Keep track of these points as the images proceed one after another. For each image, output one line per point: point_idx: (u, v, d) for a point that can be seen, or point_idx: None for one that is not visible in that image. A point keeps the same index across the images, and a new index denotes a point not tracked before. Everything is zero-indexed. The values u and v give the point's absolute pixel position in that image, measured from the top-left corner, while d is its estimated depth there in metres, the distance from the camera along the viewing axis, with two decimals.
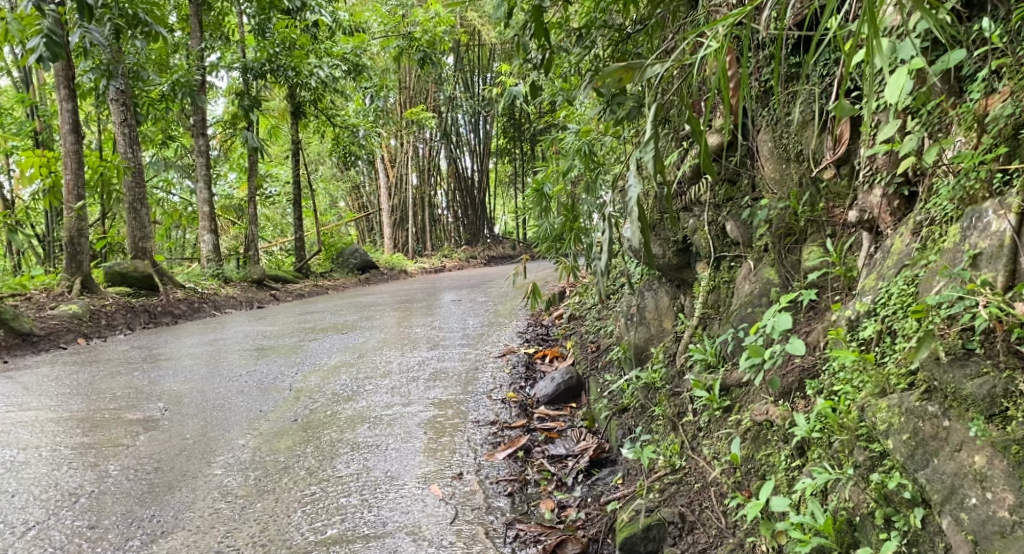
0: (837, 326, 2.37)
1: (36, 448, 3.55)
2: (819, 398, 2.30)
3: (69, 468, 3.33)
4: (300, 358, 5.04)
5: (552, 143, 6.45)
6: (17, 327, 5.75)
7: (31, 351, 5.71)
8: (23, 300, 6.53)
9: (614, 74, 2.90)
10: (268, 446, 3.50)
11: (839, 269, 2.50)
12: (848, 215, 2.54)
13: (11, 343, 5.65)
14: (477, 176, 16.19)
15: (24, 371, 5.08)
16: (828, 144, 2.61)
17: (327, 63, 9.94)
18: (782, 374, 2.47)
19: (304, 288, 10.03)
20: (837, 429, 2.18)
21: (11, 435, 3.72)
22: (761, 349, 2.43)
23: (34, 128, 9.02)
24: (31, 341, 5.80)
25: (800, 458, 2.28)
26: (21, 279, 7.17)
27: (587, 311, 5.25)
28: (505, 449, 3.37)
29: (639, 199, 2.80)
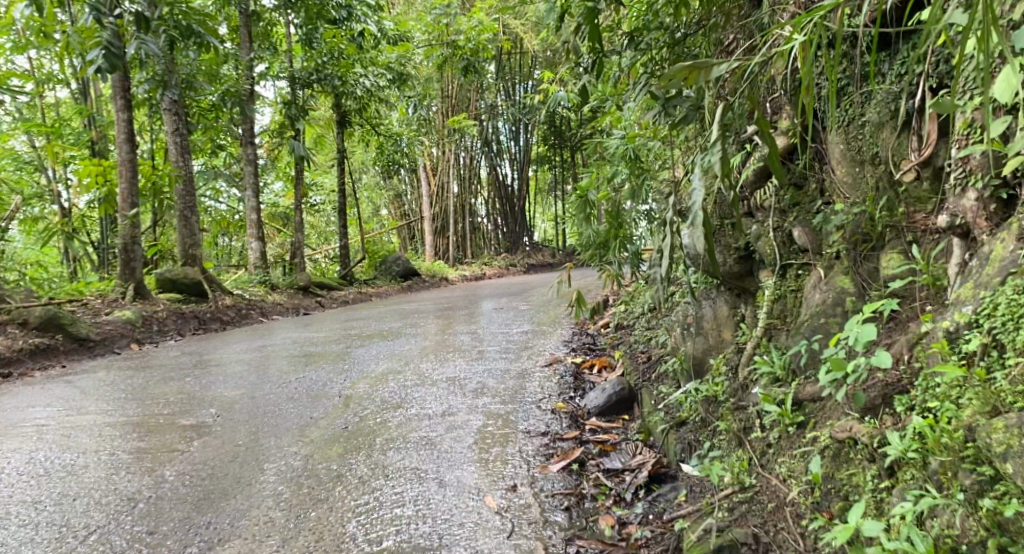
0: (933, 338, 2.32)
1: (96, 452, 3.54)
2: (912, 416, 2.26)
3: (127, 473, 3.31)
4: (348, 365, 5.00)
5: (597, 148, 6.33)
6: (75, 332, 5.83)
7: (88, 357, 5.75)
8: (81, 306, 6.60)
9: (677, 75, 2.74)
10: (320, 453, 3.45)
11: (926, 277, 2.43)
12: (937, 219, 2.46)
13: (69, 348, 5.74)
14: (518, 184, 16.12)
15: (81, 375, 5.11)
16: (913, 145, 2.54)
17: (371, 73, 10.06)
18: (864, 388, 2.40)
19: (349, 295, 10.04)
20: (938, 450, 2.14)
21: (70, 438, 3.72)
22: (845, 363, 2.37)
23: (91, 138, 9.15)
24: (87, 346, 5.87)
25: (890, 479, 2.23)
26: (77, 285, 7.25)
27: (635, 320, 5.13)
28: (559, 462, 3.26)
29: (704, 204, 2.67)
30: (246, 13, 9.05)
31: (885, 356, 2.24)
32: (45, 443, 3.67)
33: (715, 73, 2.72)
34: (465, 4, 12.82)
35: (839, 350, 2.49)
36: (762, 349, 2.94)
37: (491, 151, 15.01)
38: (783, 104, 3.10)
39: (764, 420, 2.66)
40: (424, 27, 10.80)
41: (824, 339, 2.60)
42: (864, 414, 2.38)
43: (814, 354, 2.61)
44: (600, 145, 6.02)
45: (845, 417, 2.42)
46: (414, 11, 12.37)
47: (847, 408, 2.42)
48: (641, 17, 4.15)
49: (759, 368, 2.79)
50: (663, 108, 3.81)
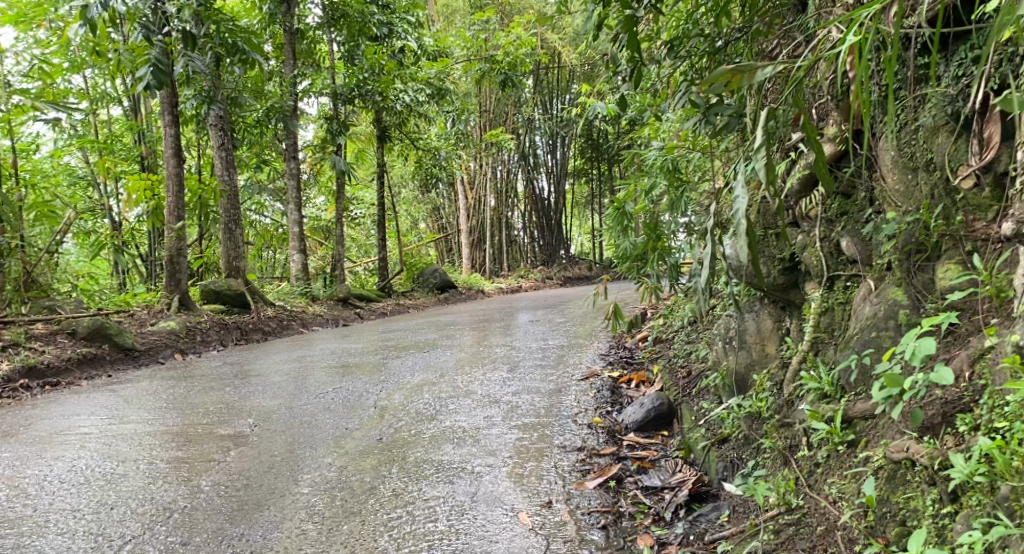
0: (1002, 353, 2.15)
1: (134, 461, 3.52)
2: (977, 436, 2.13)
3: (163, 483, 3.28)
4: (384, 376, 4.94)
5: (635, 160, 6.23)
6: (121, 342, 5.85)
7: (133, 366, 5.78)
8: (127, 316, 6.64)
9: (719, 79, 2.62)
10: (353, 465, 3.38)
11: (990, 289, 2.27)
12: (1000, 227, 2.31)
13: (115, 358, 5.75)
14: (554, 197, 16.04)
15: (125, 384, 5.13)
16: (974, 150, 2.43)
17: (412, 88, 9.76)
18: (921, 406, 2.27)
19: (387, 307, 10.04)
20: (1008, 475, 2.00)
21: (111, 446, 3.71)
22: (900, 379, 2.19)
23: (141, 153, 9.26)
24: (133, 355, 5.88)
25: (952, 504, 2.11)
26: (124, 296, 7.31)
27: (675, 333, 5.02)
28: (595, 478, 3.16)
29: (747, 212, 2.53)
30: (290, 30, 9.10)
31: (947, 373, 2.08)
32: (86, 451, 3.66)
33: (760, 76, 2.60)
34: (504, 19, 12.80)
35: (894, 366, 2.35)
36: (809, 364, 2.83)
37: (529, 165, 14.87)
38: (829, 111, 3.00)
39: (812, 438, 2.55)
40: (462, 42, 10.79)
41: (876, 353, 2.48)
42: (922, 435, 2.25)
43: (865, 369, 2.50)
44: (639, 156, 5.92)
45: (902, 436, 2.30)
46: (453, 27, 12.38)
47: (904, 427, 2.30)
48: (682, 24, 4.04)
49: (806, 384, 2.68)
50: (704, 116, 3.70)
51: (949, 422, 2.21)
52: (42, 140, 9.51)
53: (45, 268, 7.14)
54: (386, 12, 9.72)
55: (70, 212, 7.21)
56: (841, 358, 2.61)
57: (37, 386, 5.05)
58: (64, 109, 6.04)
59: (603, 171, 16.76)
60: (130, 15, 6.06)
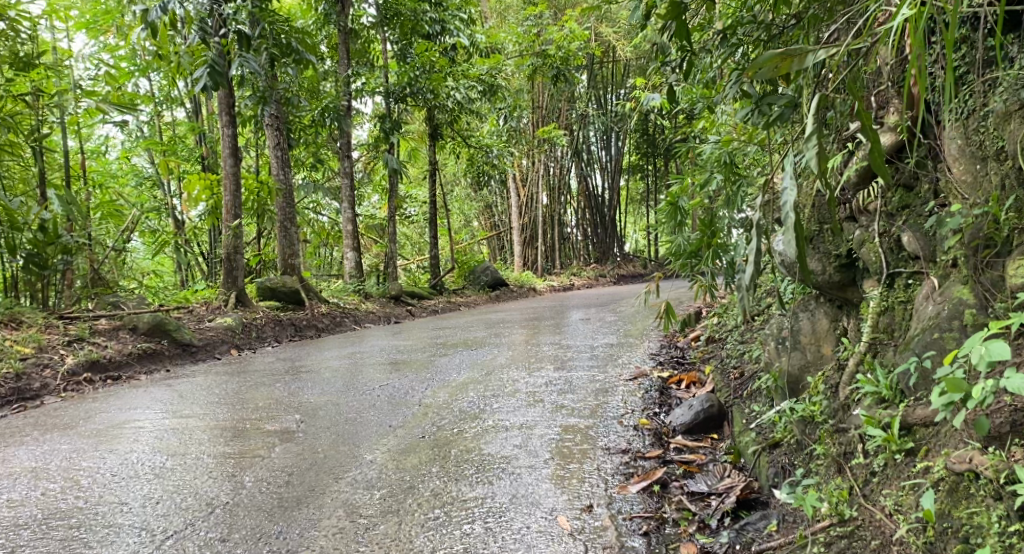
0: None
1: (184, 455, 3.51)
2: None
3: (209, 478, 3.26)
4: (431, 374, 4.89)
5: (688, 156, 6.06)
6: (179, 337, 5.91)
7: (190, 361, 5.84)
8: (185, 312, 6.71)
9: (768, 65, 2.49)
10: (394, 463, 3.32)
11: None
12: None
13: (172, 353, 5.81)
14: (608, 195, 15.83)
15: (181, 379, 5.17)
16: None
17: (464, 86, 9.66)
18: (987, 413, 2.10)
19: (438, 304, 10.00)
20: None
21: (161, 440, 3.72)
22: (963, 384, 2.05)
23: (201, 154, 9.37)
24: (190, 351, 5.94)
25: (1021, 523, 1.97)
26: (185, 293, 7.41)
27: (727, 333, 4.86)
28: (639, 482, 3.04)
29: (796, 205, 2.40)
30: (345, 30, 9.07)
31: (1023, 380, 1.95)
32: (138, 445, 3.67)
33: (811, 60, 2.46)
34: (557, 14, 12.65)
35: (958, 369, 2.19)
36: (866, 366, 2.68)
37: (582, 161, 14.85)
38: (891, 98, 2.84)
39: (867, 445, 2.40)
40: (514, 37, 10.65)
41: (939, 356, 2.33)
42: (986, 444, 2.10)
43: (927, 373, 2.34)
44: (692, 151, 5.75)
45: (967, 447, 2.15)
46: (506, 23, 12.25)
47: (968, 437, 2.15)
48: (734, 15, 3.91)
49: (862, 386, 2.53)
50: (755, 106, 3.65)
51: (1019, 433, 2.05)
52: (110, 141, 9.70)
53: (111, 265, 7.26)
54: (438, 9, 9.65)
55: (135, 211, 7.31)
56: (901, 360, 2.45)
57: (99, 380, 5.12)
58: (127, 111, 6.09)
59: (657, 168, 16.50)
60: (189, 17, 6.06)
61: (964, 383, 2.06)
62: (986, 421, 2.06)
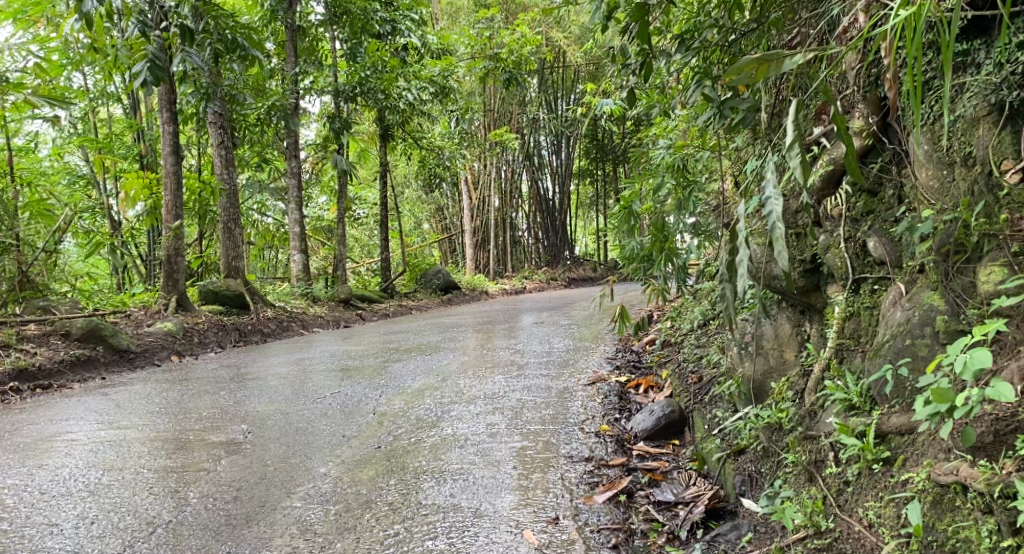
0: None
1: (121, 470, 3.34)
2: None
3: (149, 494, 3.10)
4: (384, 380, 4.76)
5: (640, 160, 6.03)
6: (115, 344, 5.67)
7: (128, 368, 5.60)
8: (122, 316, 6.44)
9: (744, 70, 2.43)
10: (349, 476, 3.21)
11: None
12: None
13: (108, 360, 5.57)
14: (559, 198, 15.83)
15: (118, 387, 4.95)
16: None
17: (416, 86, 9.52)
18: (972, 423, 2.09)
19: (389, 308, 9.83)
20: None
21: (96, 454, 3.53)
22: (949, 394, 2.03)
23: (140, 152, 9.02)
24: (128, 357, 5.70)
25: (1013, 538, 1.95)
26: (122, 296, 7.12)
27: (684, 337, 4.83)
28: (604, 492, 2.98)
29: (781, 215, 2.38)
30: (292, 27, 8.88)
31: (1008, 388, 1.93)
32: (71, 459, 3.48)
33: (790, 66, 2.39)
34: (508, 17, 12.59)
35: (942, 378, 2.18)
36: (834, 373, 2.67)
37: (533, 165, 14.79)
38: (855, 102, 2.83)
39: (841, 454, 2.37)
40: (466, 40, 10.54)
41: (914, 363, 2.30)
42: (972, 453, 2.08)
43: (902, 381, 2.32)
44: (646, 155, 5.72)
45: (949, 458, 2.12)
46: (457, 25, 12.14)
47: (952, 447, 2.12)
48: (692, 20, 3.84)
49: (832, 393, 2.51)
50: (718, 110, 3.53)
51: (1003, 441, 2.04)
52: (40, 138, 9.28)
53: (41, 268, 6.95)
54: (389, 9, 9.50)
55: (67, 211, 7.01)
56: (873, 367, 2.43)
57: (28, 389, 4.88)
58: (59, 105, 5.81)
59: (607, 172, 16.56)
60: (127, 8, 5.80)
61: (949, 392, 2.07)
62: (973, 432, 2.04)
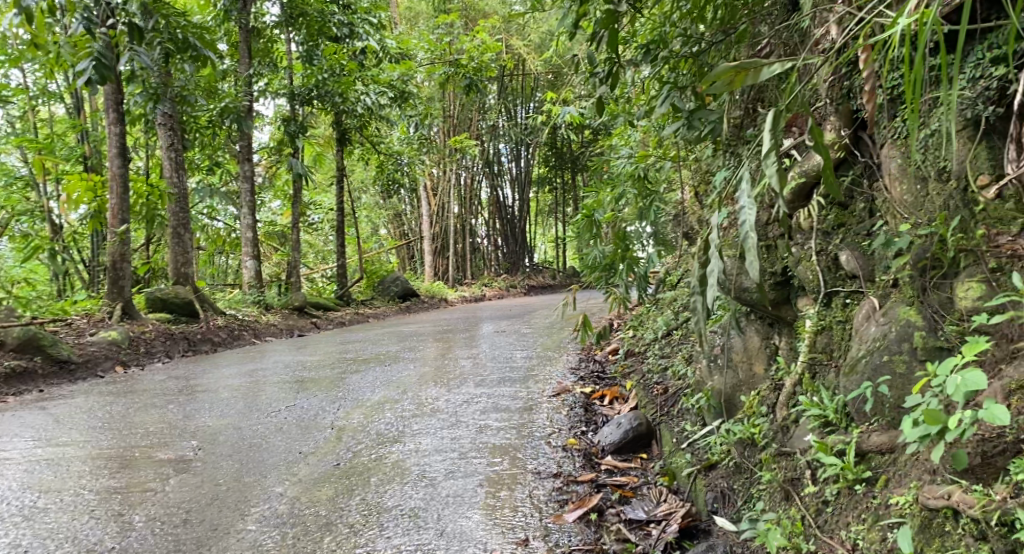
0: None
1: (59, 492, 3.17)
2: None
3: (91, 518, 2.95)
4: (342, 393, 4.63)
5: (601, 167, 5.99)
6: (54, 354, 5.43)
7: (68, 380, 5.37)
8: (62, 325, 6.19)
9: (722, 77, 2.35)
10: (306, 496, 3.09)
11: None
12: None
13: (48, 372, 5.34)
14: (518, 205, 15.78)
15: (57, 401, 4.73)
16: (1010, 155, 2.23)
17: (374, 91, 9.34)
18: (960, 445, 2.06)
19: (346, 316, 9.67)
20: None
21: (33, 474, 3.36)
22: (940, 416, 2.02)
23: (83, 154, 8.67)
24: (68, 369, 5.47)
25: None
26: (64, 303, 6.85)
27: (647, 347, 4.79)
28: (574, 510, 2.91)
29: (755, 226, 2.30)
30: (246, 28, 8.67)
31: (1000, 410, 1.92)
32: (5, 481, 3.30)
33: (766, 74, 2.32)
34: (467, 23, 12.51)
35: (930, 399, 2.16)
36: (807, 388, 2.63)
37: (493, 171, 14.71)
38: (826, 114, 2.80)
39: (820, 472, 2.35)
40: (426, 45, 10.44)
41: (893, 381, 2.28)
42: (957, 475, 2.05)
43: (881, 399, 2.29)
44: (607, 162, 5.67)
45: (933, 479, 2.10)
46: (416, 29, 12.02)
47: (937, 468, 2.10)
48: (657, 30, 3.81)
49: (808, 409, 2.49)
50: (686, 120, 3.51)
51: (991, 464, 2.01)
52: None
53: None
54: (347, 12, 9.40)
55: None
56: (849, 384, 2.41)
57: None
58: None
59: (566, 180, 16.57)
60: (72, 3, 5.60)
61: (941, 414, 2.02)
62: (965, 455, 2.02)
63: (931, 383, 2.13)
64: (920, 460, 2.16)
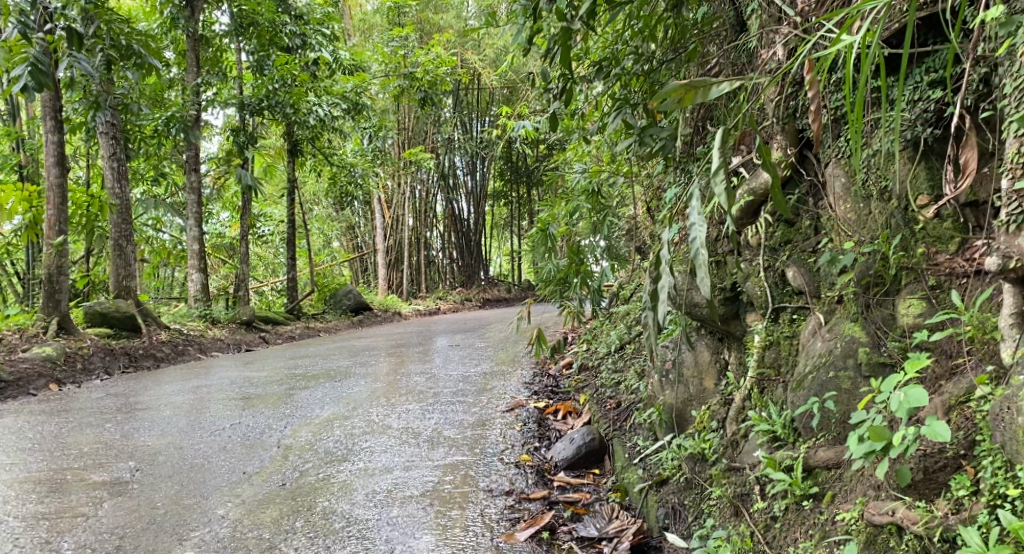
0: (998, 407, 1.98)
1: None
2: (979, 505, 1.95)
3: (17, 546, 2.85)
4: (289, 410, 4.55)
5: (554, 181, 6.00)
6: None
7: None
8: None
9: (673, 95, 2.35)
10: (249, 519, 3.03)
11: (974, 330, 2.11)
12: (985, 260, 2.16)
13: None
14: (473, 218, 15.74)
15: None
16: (948, 176, 2.27)
17: (326, 102, 9.37)
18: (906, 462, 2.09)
19: (296, 330, 9.52)
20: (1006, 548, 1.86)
21: None
22: (884, 433, 2.05)
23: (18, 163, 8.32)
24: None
25: None
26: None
27: (600, 361, 4.79)
28: (526, 528, 2.90)
29: (705, 244, 2.31)
30: (194, 36, 8.50)
31: (941, 427, 1.95)
32: None
33: (715, 93, 2.33)
34: (423, 36, 12.48)
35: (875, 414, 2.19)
36: (756, 404, 2.66)
37: (448, 185, 14.67)
38: (772, 132, 2.83)
39: (768, 488, 2.37)
40: (380, 57, 10.39)
41: (839, 397, 2.31)
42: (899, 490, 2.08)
43: (828, 414, 2.32)
44: (561, 176, 5.68)
45: (878, 495, 2.12)
46: (371, 41, 11.97)
47: (882, 484, 2.13)
48: (609, 48, 3.83)
49: (757, 424, 2.52)
50: (638, 137, 3.51)
51: (934, 478, 2.04)
52: None
53: None
54: (299, 22, 9.33)
55: None
56: (797, 399, 2.44)
57: None
58: None
59: (522, 194, 16.60)
60: (7, 8, 5.45)
61: (885, 430, 2.06)
62: (909, 471, 2.05)
63: (876, 399, 2.17)
64: (864, 476, 2.19)
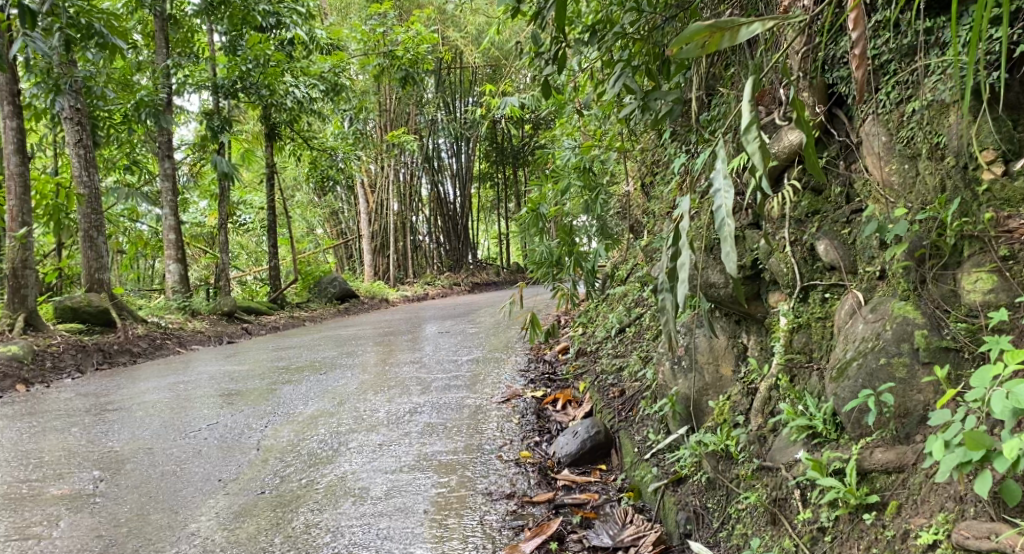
0: None
1: None
2: None
3: None
4: (271, 407, 4.23)
5: (544, 158, 5.66)
6: None
7: None
8: None
9: (695, 38, 2.04)
10: (225, 535, 2.73)
11: None
12: None
13: None
14: (459, 201, 15.37)
15: None
16: None
17: (303, 83, 8.94)
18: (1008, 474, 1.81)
19: (280, 321, 9.15)
20: None
21: None
22: (984, 441, 1.78)
23: None
24: None
25: None
26: None
27: (599, 346, 4.48)
28: (532, 539, 2.61)
29: (731, 215, 2.00)
30: (161, 16, 8.06)
31: None
32: None
33: (746, 35, 2.02)
34: (402, 13, 12.05)
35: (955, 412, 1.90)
36: (786, 394, 2.36)
37: (433, 167, 14.29)
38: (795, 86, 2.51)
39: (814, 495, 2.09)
40: (358, 35, 9.96)
41: (895, 388, 2.04)
42: (1001, 508, 1.80)
43: (883, 408, 2.05)
44: (551, 150, 5.35)
45: (962, 509, 1.85)
46: (348, 21, 11.55)
47: (964, 493, 1.86)
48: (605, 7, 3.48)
49: (791, 420, 2.24)
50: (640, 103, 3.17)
51: None
52: None
53: None
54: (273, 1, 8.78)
55: None
56: (839, 391, 2.16)
57: None
58: None
59: (508, 175, 16.23)
60: None
61: (985, 438, 1.78)
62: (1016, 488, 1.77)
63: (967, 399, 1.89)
64: (935, 484, 1.92)
